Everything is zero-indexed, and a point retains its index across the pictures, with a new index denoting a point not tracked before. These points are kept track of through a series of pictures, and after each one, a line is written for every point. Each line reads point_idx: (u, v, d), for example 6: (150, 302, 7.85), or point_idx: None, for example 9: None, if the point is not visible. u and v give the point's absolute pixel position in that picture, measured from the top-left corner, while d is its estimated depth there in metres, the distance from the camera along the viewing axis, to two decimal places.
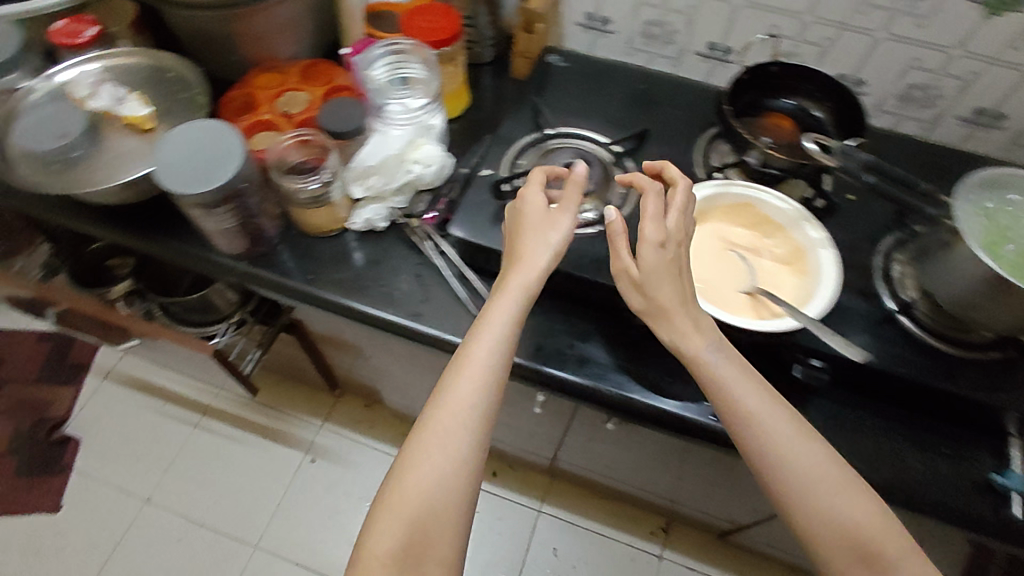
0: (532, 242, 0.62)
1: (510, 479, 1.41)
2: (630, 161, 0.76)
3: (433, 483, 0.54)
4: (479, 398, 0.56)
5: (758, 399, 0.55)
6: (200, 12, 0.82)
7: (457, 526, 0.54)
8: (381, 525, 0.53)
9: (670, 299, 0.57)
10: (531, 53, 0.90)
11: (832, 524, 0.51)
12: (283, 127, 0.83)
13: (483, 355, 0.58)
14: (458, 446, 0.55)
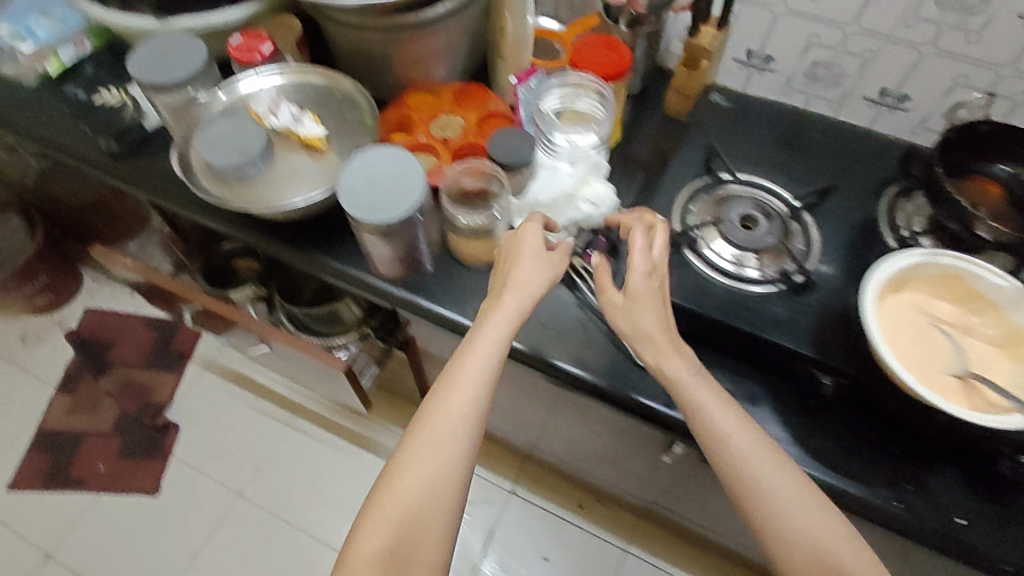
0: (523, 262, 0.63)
1: (597, 513, 1.42)
2: (810, 216, 0.72)
3: (421, 488, 0.55)
4: (469, 406, 0.57)
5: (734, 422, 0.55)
6: (364, 32, 0.82)
7: (442, 532, 0.55)
8: (368, 527, 0.55)
9: (651, 324, 0.59)
10: (688, 89, 0.86)
11: (806, 549, 0.51)
12: (439, 152, 0.82)
13: (474, 367, 0.58)
14: (446, 453, 0.56)
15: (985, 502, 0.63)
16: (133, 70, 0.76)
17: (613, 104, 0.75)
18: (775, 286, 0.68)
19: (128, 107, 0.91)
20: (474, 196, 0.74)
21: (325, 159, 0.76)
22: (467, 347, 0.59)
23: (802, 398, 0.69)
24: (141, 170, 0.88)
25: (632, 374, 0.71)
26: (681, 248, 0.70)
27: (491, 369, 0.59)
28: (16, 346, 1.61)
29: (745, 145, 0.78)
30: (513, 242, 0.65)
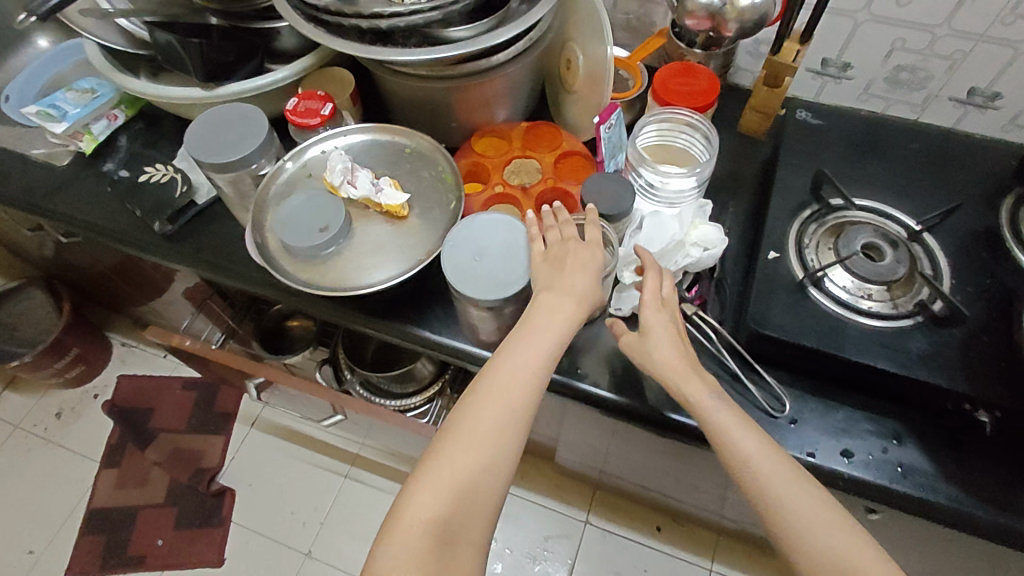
0: (582, 264, 0.59)
1: (676, 534, 1.38)
2: (931, 237, 0.69)
3: (478, 468, 0.52)
4: (529, 392, 0.54)
5: (754, 444, 0.55)
6: (425, 82, 0.76)
7: (491, 513, 0.52)
8: (418, 500, 0.51)
9: (666, 352, 0.60)
10: (767, 107, 0.82)
11: (827, 557, 0.50)
12: (521, 202, 0.77)
13: (535, 355, 0.55)
14: (506, 437, 0.53)
15: None
16: (192, 147, 0.71)
17: (717, 141, 0.70)
18: (915, 318, 0.63)
19: (178, 181, 0.84)
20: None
21: (409, 226, 0.71)
22: (526, 333, 0.56)
23: (952, 432, 0.64)
24: (201, 250, 0.81)
25: (767, 426, 0.66)
26: (808, 285, 0.65)
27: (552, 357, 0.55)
28: (53, 423, 1.55)
29: (844, 166, 0.74)
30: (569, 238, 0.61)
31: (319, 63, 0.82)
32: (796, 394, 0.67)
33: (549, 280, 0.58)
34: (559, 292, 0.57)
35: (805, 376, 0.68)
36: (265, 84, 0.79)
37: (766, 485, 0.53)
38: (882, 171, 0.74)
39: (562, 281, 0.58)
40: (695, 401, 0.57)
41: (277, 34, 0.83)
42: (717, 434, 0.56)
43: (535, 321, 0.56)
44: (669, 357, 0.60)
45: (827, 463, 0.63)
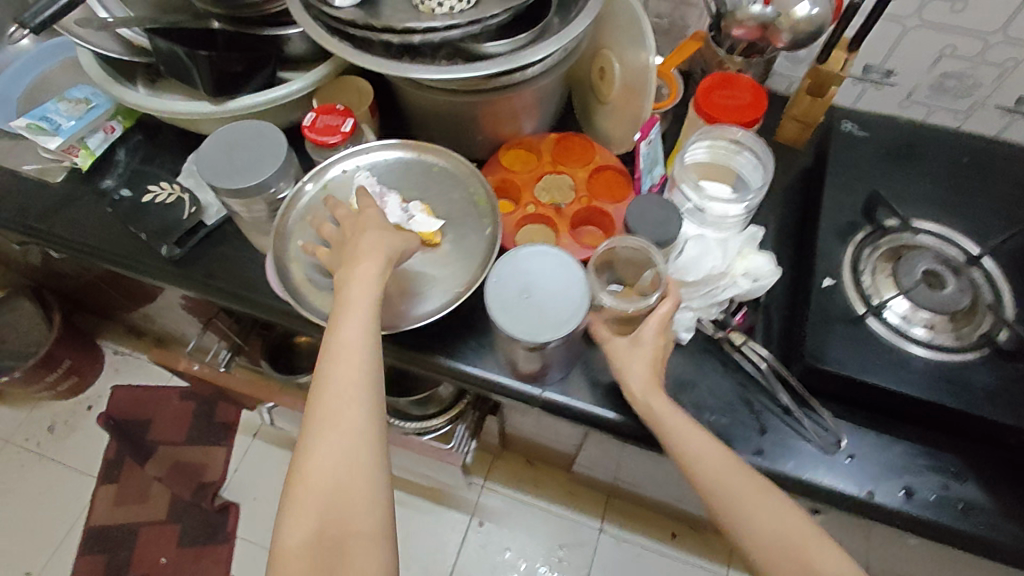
0: (371, 226, 0.60)
1: (693, 542, 1.33)
2: (991, 261, 0.66)
3: (334, 463, 0.52)
4: (358, 370, 0.54)
5: (703, 445, 0.55)
6: (449, 97, 0.71)
7: (368, 494, 0.52)
8: (291, 519, 0.51)
9: (639, 365, 0.59)
10: (807, 117, 0.78)
11: (776, 543, 0.50)
12: (556, 223, 0.72)
13: (350, 333, 0.55)
14: (348, 424, 0.53)
15: None
16: (206, 172, 0.65)
17: (769, 160, 0.67)
18: (980, 351, 0.61)
19: (186, 203, 0.78)
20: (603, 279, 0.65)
21: (441, 255, 0.68)
22: (339, 315, 0.56)
23: (1012, 466, 0.62)
24: (214, 276, 0.76)
25: (820, 461, 0.63)
26: (871, 317, 0.63)
27: (369, 329, 0.55)
28: (45, 437, 1.49)
29: (897, 183, 0.71)
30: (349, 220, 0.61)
31: (334, 72, 0.77)
32: (851, 427, 0.64)
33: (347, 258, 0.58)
34: (356, 267, 0.57)
35: (860, 409, 0.64)
36: (276, 96, 0.74)
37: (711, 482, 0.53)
38: (935, 188, 0.71)
39: (358, 253, 0.58)
40: (657, 409, 0.56)
41: (287, 40, 0.77)
42: (671, 439, 0.56)
43: (344, 301, 0.56)
44: (642, 367, 0.58)
45: (886, 500, 0.61)
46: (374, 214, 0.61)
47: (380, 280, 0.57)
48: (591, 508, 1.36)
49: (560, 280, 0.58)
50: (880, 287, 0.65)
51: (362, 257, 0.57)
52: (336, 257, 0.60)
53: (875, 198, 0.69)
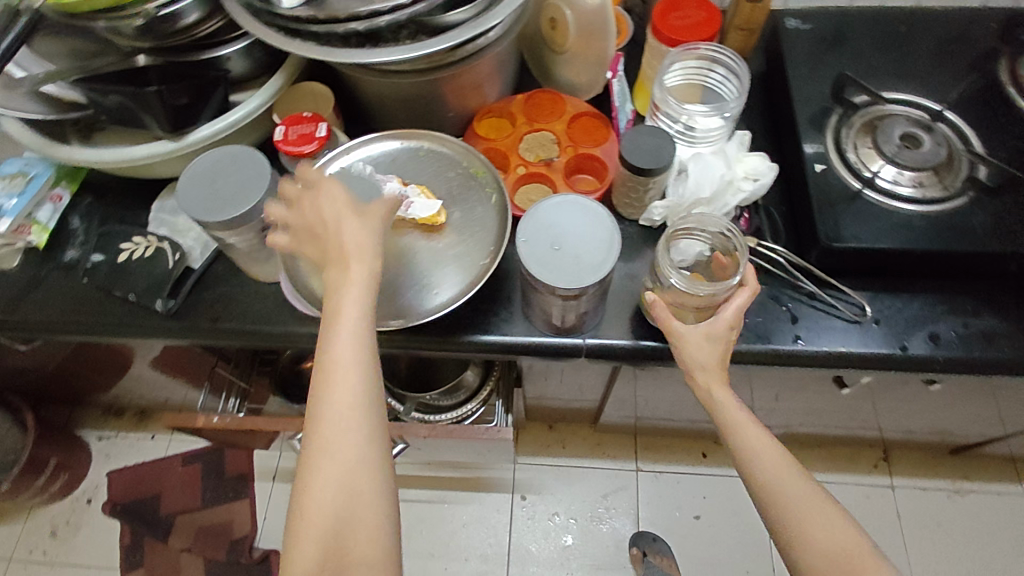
0: (350, 218, 0.56)
1: (723, 456, 1.37)
2: (951, 113, 0.71)
3: (338, 474, 0.52)
4: (356, 381, 0.53)
5: (763, 443, 0.56)
6: (413, 80, 0.69)
7: (375, 517, 0.52)
8: (295, 540, 0.51)
9: (706, 354, 0.60)
10: (750, 24, 0.78)
11: (820, 552, 0.51)
12: (550, 177, 0.74)
13: (345, 343, 0.54)
14: (353, 445, 0.52)
15: None
16: (195, 212, 0.62)
17: (744, 70, 0.70)
18: (967, 193, 0.66)
19: (168, 251, 0.74)
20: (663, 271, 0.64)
21: (453, 233, 0.68)
22: (330, 325, 0.54)
23: (1010, 289, 0.68)
24: (220, 319, 0.73)
25: (853, 332, 0.67)
26: (868, 188, 0.67)
27: (363, 341, 0.54)
28: (49, 543, 1.39)
29: (853, 63, 0.75)
30: (317, 206, 0.57)
31: (288, 81, 0.74)
32: (872, 296, 0.68)
33: (331, 261, 0.56)
34: (343, 271, 0.55)
35: (873, 277, 0.69)
36: (235, 119, 0.71)
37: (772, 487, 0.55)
38: (885, 60, 0.75)
39: (341, 258, 0.56)
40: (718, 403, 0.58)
41: (226, 60, 0.72)
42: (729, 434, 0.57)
43: (333, 310, 0.55)
44: (711, 358, 0.60)
45: (919, 352, 0.65)
46: (347, 208, 0.57)
47: (370, 283, 0.55)
48: (621, 452, 1.38)
49: (590, 225, 0.60)
50: (865, 159, 0.69)
51: (347, 262, 0.55)
52: (304, 243, 0.58)
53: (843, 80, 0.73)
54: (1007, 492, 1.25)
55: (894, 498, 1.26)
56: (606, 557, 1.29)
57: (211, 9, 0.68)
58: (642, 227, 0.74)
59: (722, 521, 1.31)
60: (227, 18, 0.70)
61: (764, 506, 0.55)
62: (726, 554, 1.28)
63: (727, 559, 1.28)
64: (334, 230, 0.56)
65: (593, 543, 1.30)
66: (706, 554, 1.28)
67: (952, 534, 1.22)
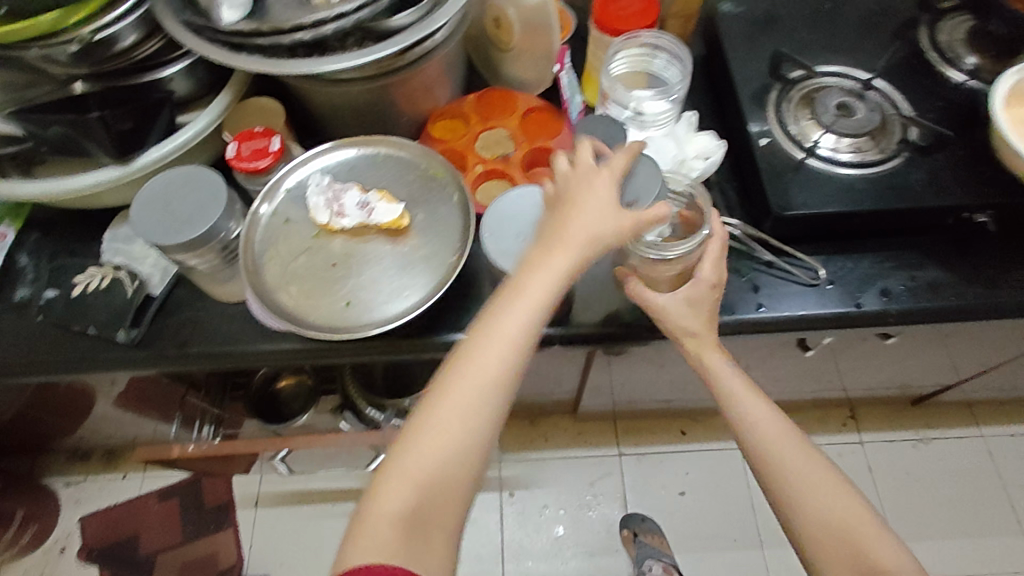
0: (584, 210, 0.54)
1: (701, 432, 1.40)
2: (880, 80, 0.75)
3: (449, 453, 0.51)
4: (502, 372, 0.52)
5: (761, 414, 0.60)
6: (363, 87, 0.69)
7: (462, 497, 0.52)
8: (388, 488, 0.51)
9: (690, 320, 0.63)
10: (687, 10, 0.81)
11: (823, 520, 0.55)
12: (507, 173, 0.75)
13: (517, 328, 0.52)
14: (475, 426, 0.52)
15: None
16: (151, 236, 0.61)
17: (686, 55, 0.72)
18: (902, 154, 0.70)
19: (125, 279, 0.72)
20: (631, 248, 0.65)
21: (418, 235, 0.68)
22: (511, 299, 0.53)
23: (949, 241, 0.72)
24: (187, 344, 0.72)
25: (810, 295, 0.70)
26: (811, 157, 0.70)
27: (531, 331, 0.53)
28: None
29: (786, 40, 0.78)
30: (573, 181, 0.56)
31: (235, 97, 0.73)
32: (825, 259, 0.71)
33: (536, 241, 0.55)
34: (548, 254, 0.54)
35: (823, 241, 0.72)
36: (184, 140, 0.70)
37: (775, 456, 0.58)
38: (816, 35, 0.79)
39: (549, 241, 0.54)
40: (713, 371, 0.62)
41: (169, 81, 0.70)
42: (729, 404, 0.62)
43: (520, 284, 0.53)
44: (694, 323, 0.63)
45: (873, 307, 0.69)
46: (600, 200, 0.54)
47: (567, 275, 0.53)
48: (603, 439, 1.40)
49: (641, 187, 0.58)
50: (806, 130, 0.72)
51: (554, 244, 0.53)
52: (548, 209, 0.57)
53: (779, 56, 0.76)
54: (966, 435, 1.32)
55: (864, 453, 1.31)
56: (599, 543, 1.30)
57: (149, 29, 0.67)
58: None
59: (707, 494, 1.34)
60: (166, 38, 0.68)
61: (766, 478, 0.59)
62: (714, 526, 1.31)
63: (714, 530, 1.31)
64: (570, 210, 0.54)
65: (583, 531, 1.32)
66: (695, 528, 1.32)
67: (921, 480, 1.29)
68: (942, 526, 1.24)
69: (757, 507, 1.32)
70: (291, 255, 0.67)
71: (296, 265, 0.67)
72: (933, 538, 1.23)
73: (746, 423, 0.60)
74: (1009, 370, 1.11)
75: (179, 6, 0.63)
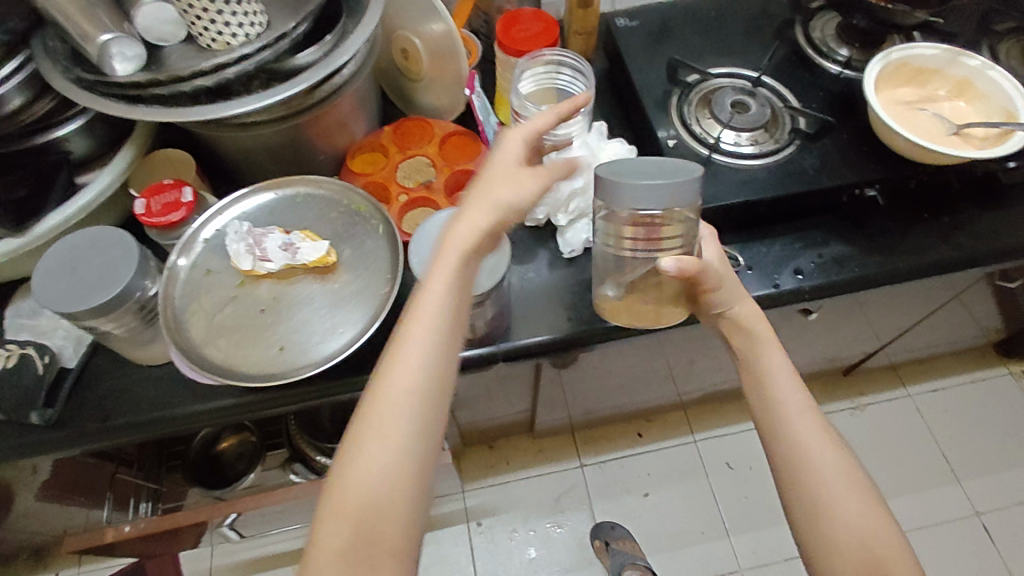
0: (502, 176, 0.51)
1: (656, 431, 1.43)
2: (768, 77, 0.81)
3: (376, 475, 0.46)
4: (419, 362, 0.47)
5: (800, 410, 0.60)
6: (274, 127, 0.68)
7: (407, 516, 0.46)
8: (323, 524, 0.45)
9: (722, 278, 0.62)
10: (586, 28, 0.84)
11: (847, 528, 0.55)
12: (430, 200, 0.76)
13: (428, 325, 0.48)
14: (401, 432, 0.46)
15: (991, 207, 0.79)
16: (56, 304, 0.57)
17: (588, 69, 0.76)
18: (796, 142, 0.76)
19: (34, 355, 0.66)
20: (642, 232, 0.55)
21: (347, 270, 0.67)
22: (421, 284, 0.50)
23: (848, 216, 0.78)
24: (111, 416, 0.67)
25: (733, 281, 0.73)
26: (715, 153, 0.74)
27: (443, 315, 0.48)
28: None
29: (679, 48, 0.84)
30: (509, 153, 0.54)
31: (139, 152, 0.71)
32: (741, 247, 0.76)
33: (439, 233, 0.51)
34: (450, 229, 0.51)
35: (737, 230, 0.77)
36: (85, 202, 0.66)
37: (806, 454, 0.58)
38: (705, 42, 0.84)
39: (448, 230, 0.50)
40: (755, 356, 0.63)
41: (64, 141, 0.67)
42: (766, 392, 0.62)
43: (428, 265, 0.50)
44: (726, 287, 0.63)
45: (790, 286, 0.73)
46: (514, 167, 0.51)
47: (467, 246, 0.50)
48: (563, 452, 1.41)
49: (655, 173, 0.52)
50: (708, 129, 0.77)
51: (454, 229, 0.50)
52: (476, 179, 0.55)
53: (673, 63, 0.81)
54: (896, 397, 1.41)
55: None
56: (572, 558, 1.30)
57: (37, 91, 0.63)
58: (530, 229, 0.79)
59: (671, 492, 1.36)
60: (57, 98, 0.65)
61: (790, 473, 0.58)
62: (681, 522, 1.33)
63: (682, 526, 1.33)
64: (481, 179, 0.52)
65: (556, 548, 1.31)
66: (663, 526, 1.33)
67: (863, 446, 1.36)
68: (887, 486, 1.32)
69: (719, 496, 1.35)
70: (216, 307, 0.65)
71: (222, 317, 0.65)
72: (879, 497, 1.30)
73: (781, 418, 0.60)
74: (920, 329, 1.20)
75: (67, 65, 0.60)
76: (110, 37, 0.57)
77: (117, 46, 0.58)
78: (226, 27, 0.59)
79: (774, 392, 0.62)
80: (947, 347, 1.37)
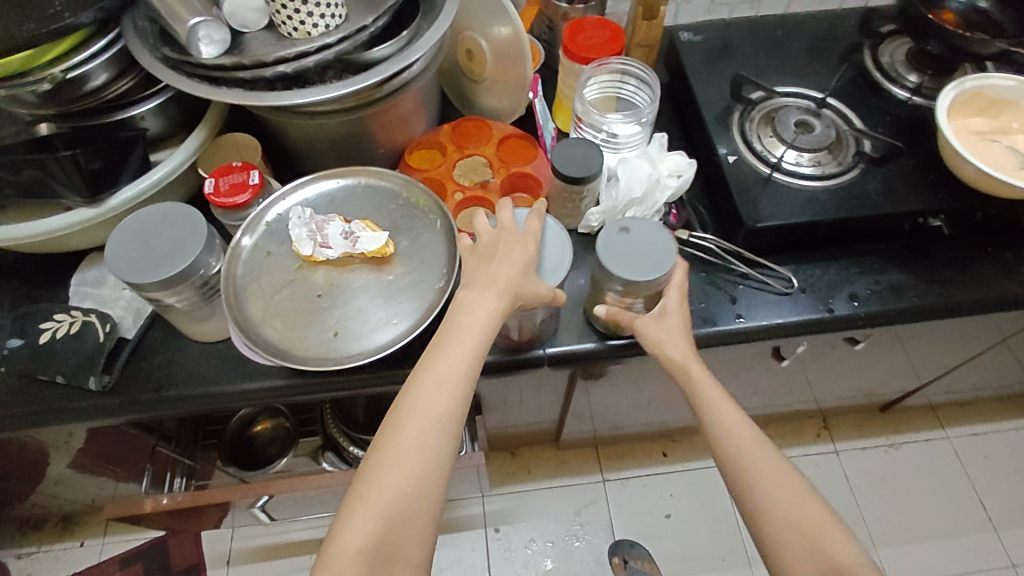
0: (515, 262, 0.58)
1: (682, 452, 1.41)
2: (832, 100, 0.80)
3: (404, 489, 0.51)
4: (452, 399, 0.53)
5: (730, 418, 0.58)
6: (340, 118, 0.69)
7: (427, 525, 0.52)
8: (350, 523, 0.51)
9: (670, 323, 0.63)
10: (649, 40, 0.85)
11: (794, 527, 0.53)
12: (486, 199, 0.77)
13: (459, 365, 0.54)
14: (431, 456, 0.52)
15: None
16: (125, 274, 0.59)
17: (654, 81, 0.77)
18: (859, 165, 0.75)
19: (96, 323, 0.69)
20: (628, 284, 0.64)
21: (402, 263, 0.68)
22: (455, 333, 0.55)
23: (906, 244, 0.76)
24: (163, 387, 0.69)
25: (786, 301, 0.72)
26: (776, 171, 0.74)
27: (473, 363, 0.55)
28: None
29: (745, 66, 0.83)
30: (503, 242, 0.59)
31: (210, 134, 0.73)
32: (795, 269, 0.74)
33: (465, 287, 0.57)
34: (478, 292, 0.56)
35: (792, 251, 0.76)
36: (158, 177, 0.68)
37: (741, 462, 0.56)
38: (770, 61, 0.84)
39: (477, 287, 0.57)
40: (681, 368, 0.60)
41: (141, 119, 0.69)
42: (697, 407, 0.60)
43: (463, 318, 0.55)
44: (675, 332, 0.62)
45: (844, 312, 0.72)
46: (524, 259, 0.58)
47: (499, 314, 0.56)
48: (586, 466, 1.39)
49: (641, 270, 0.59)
50: (770, 147, 0.76)
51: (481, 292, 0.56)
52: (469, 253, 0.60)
53: (738, 80, 0.81)
54: (934, 438, 1.37)
55: (840, 462, 1.35)
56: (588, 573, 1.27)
57: (120, 68, 0.66)
58: (583, 236, 0.77)
59: (694, 515, 1.34)
60: (137, 78, 0.68)
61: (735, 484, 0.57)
62: (700, 545, 1.31)
63: (702, 550, 1.30)
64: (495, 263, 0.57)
65: (573, 561, 1.29)
66: (683, 549, 1.30)
67: (896, 485, 1.32)
68: (918, 529, 1.27)
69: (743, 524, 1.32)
70: (273, 288, 0.66)
71: (278, 298, 0.66)
72: (909, 539, 1.26)
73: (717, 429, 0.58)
74: (966, 370, 1.16)
75: (154, 44, 0.63)
76: (199, 21, 0.60)
77: (205, 29, 0.60)
78: (308, 17, 0.61)
79: (721, 419, 0.58)
80: (992, 391, 1.33)
